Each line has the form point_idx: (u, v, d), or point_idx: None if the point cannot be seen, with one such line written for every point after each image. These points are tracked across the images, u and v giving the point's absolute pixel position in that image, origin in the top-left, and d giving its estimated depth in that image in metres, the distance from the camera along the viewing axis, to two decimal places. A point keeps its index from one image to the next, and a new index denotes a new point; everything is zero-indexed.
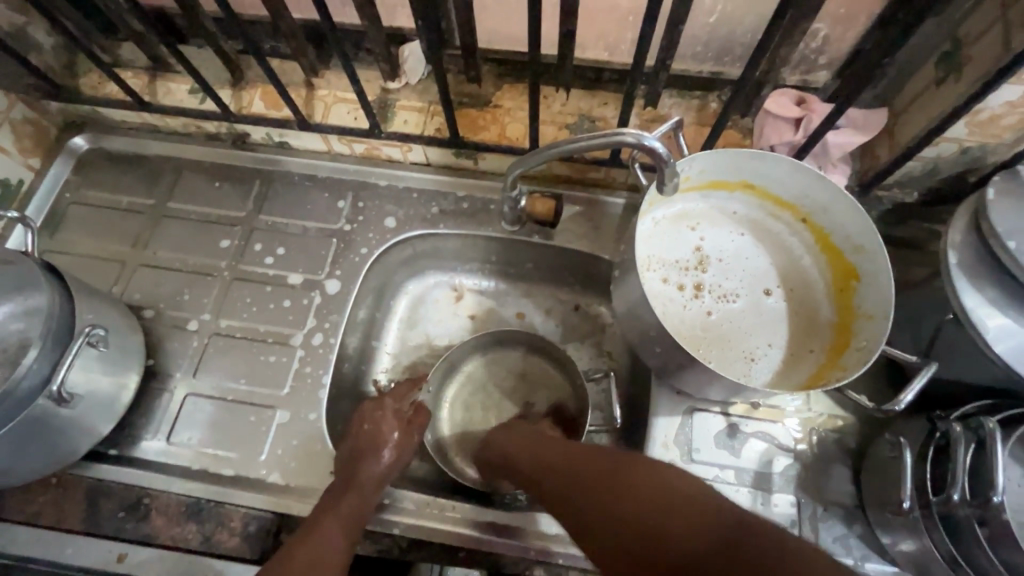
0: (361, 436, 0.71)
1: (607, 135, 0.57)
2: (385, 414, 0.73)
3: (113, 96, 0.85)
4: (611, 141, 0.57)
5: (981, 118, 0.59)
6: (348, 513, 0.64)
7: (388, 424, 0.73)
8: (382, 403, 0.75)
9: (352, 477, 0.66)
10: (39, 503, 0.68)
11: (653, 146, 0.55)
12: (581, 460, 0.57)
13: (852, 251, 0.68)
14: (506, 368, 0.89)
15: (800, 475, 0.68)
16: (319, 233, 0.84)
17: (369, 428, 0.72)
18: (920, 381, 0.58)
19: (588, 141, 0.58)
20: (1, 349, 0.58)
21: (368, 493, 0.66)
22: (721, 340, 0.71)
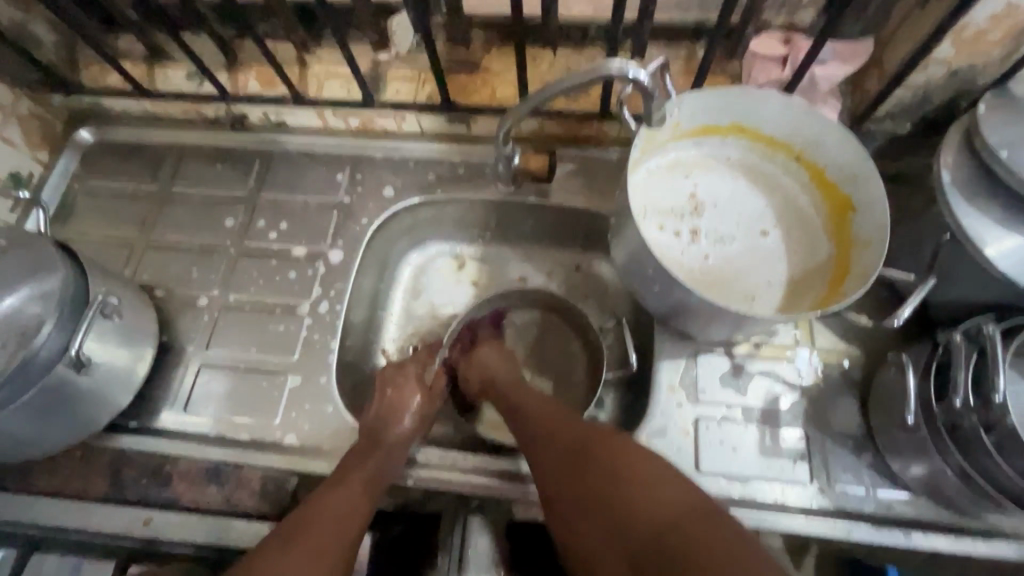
0: (386, 400, 0.73)
1: (595, 69, 0.58)
2: (408, 379, 0.75)
3: (114, 86, 0.87)
4: (598, 74, 0.58)
5: (967, 34, 0.59)
6: (371, 474, 0.65)
7: (409, 389, 0.74)
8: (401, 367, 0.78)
9: (379, 440, 0.68)
10: (64, 474, 0.70)
11: (639, 77, 0.56)
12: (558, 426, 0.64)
13: (846, 182, 0.68)
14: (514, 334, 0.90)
15: (808, 409, 0.68)
16: (320, 206, 0.85)
17: (392, 392, 0.74)
18: (916, 296, 0.60)
19: (577, 77, 0.59)
20: (19, 329, 0.59)
21: (391, 451, 0.68)
22: (720, 281, 0.72)
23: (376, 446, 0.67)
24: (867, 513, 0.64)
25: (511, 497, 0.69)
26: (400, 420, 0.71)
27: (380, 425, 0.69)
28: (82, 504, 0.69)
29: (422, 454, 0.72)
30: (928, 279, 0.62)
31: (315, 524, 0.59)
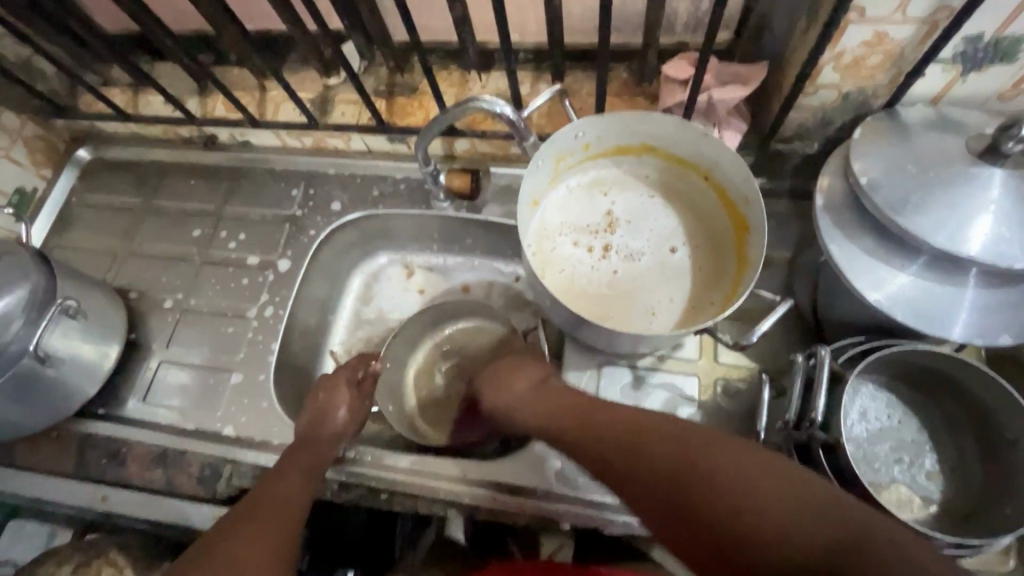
0: (316, 404, 0.76)
1: (465, 104, 0.66)
2: (338, 384, 0.78)
3: (104, 111, 0.98)
4: (468, 108, 0.65)
5: (846, 60, 0.60)
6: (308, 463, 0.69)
7: (340, 395, 0.77)
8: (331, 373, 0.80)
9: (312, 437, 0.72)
10: (40, 452, 0.81)
11: (504, 111, 0.65)
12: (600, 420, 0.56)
13: (745, 203, 0.70)
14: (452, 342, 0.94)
15: (702, 422, 0.71)
16: (275, 219, 0.93)
17: (327, 388, 0.78)
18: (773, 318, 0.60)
19: (451, 112, 0.66)
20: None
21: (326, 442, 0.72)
22: (625, 296, 0.75)
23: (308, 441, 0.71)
24: None
25: (415, 492, 0.72)
26: (331, 418, 0.74)
27: (314, 427, 0.73)
28: (52, 479, 0.79)
29: (353, 451, 0.75)
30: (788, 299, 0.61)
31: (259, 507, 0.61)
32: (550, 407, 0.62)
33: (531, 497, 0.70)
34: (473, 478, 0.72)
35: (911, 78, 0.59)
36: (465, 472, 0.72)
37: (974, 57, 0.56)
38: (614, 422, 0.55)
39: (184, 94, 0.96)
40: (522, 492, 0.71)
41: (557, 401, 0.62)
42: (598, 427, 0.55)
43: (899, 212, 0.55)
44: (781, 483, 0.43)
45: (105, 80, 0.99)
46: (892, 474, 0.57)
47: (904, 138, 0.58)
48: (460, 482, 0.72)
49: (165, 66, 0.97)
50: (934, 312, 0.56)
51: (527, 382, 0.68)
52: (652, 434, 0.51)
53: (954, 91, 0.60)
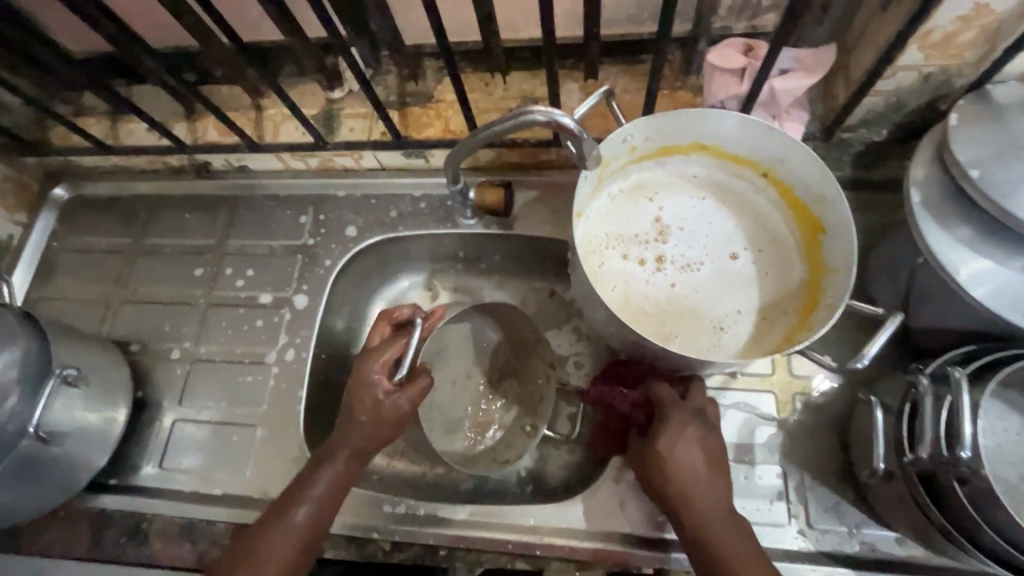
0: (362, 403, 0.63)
1: (516, 113, 0.56)
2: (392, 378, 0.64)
3: (80, 145, 0.88)
4: (519, 119, 0.56)
5: (934, 38, 0.53)
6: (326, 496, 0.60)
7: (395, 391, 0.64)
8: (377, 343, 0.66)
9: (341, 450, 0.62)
10: (48, 535, 0.72)
11: (564, 123, 0.55)
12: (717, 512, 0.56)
13: (815, 202, 0.64)
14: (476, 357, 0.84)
15: (785, 443, 0.65)
16: (285, 250, 0.85)
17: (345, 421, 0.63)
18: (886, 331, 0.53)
19: (499, 125, 0.57)
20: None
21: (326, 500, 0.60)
22: (688, 311, 0.68)
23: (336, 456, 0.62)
24: (848, 556, 0.60)
25: (479, 548, 0.66)
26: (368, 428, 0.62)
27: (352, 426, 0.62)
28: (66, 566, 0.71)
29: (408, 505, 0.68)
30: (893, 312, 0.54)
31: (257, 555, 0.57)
32: (690, 496, 0.57)
33: (606, 541, 0.65)
34: (542, 527, 0.65)
35: (1008, 54, 0.53)
36: (533, 520, 0.66)
37: None
38: (740, 549, 0.55)
39: (170, 119, 0.87)
40: (594, 536, 0.65)
41: (687, 490, 0.58)
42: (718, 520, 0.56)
43: (1017, 207, 0.49)
44: None
45: (77, 109, 0.89)
46: (1018, 494, 0.52)
47: (1007, 122, 0.52)
48: (528, 531, 0.65)
49: (146, 89, 0.88)
50: None
51: (698, 455, 0.59)
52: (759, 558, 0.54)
53: None
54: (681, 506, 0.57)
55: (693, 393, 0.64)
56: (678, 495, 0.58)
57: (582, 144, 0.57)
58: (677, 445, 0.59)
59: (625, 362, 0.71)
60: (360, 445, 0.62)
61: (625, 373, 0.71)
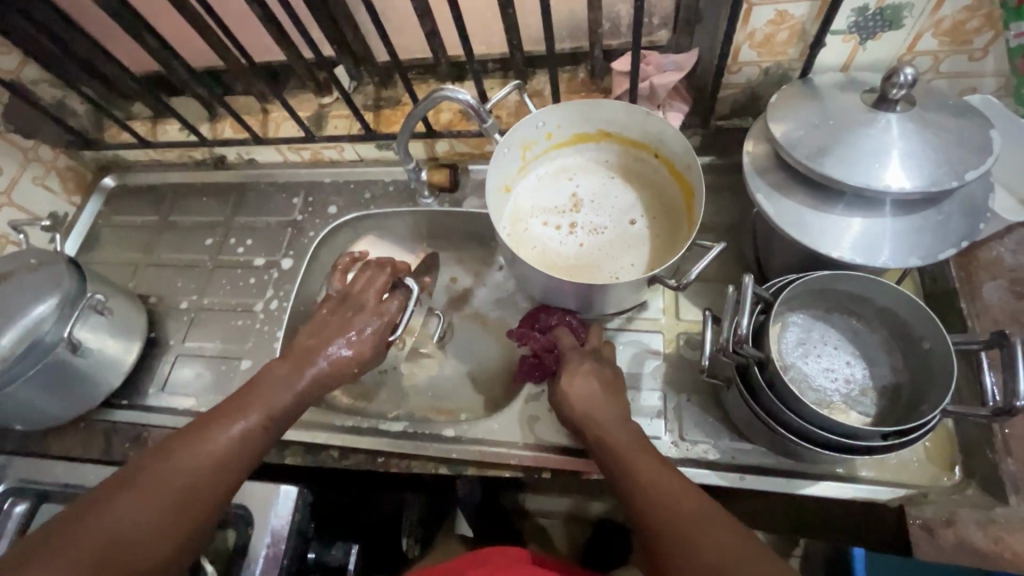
0: (327, 332, 0.77)
1: (432, 96, 0.75)
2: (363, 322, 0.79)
3: (127, 142, 1.10)
4: (433, 100, 0.75)
5: (758, 38, 0.69)
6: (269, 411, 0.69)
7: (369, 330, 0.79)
8: (367, 305, 0.81)
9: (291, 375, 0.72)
10: (70, 440, 0.88)
11: (464, 98, 0.73)
12: (614, 427, 0.61)
13: (690, 172, 0.79)
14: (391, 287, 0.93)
15: (667, 372, 0.77)
16: (279, 224, 1.03)
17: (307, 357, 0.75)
18: (711, 256, 0.66)
19: (420, 106, 0.76)
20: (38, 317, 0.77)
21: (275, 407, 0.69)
22: (591, 264, 0.82)
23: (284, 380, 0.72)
24: (712, 462, 0.70)
25: (409, 453, 0.78)
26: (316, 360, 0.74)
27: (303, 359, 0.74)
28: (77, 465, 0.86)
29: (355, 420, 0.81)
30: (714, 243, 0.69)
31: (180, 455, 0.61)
32: (596, 415, 0.63)
33: (512, 447, 0.76)
34: (461, 436, 0.78)
35: (815, 49, 0.68)
36: (454, 432, 0.79)
37: (866, 26, 0.66)
38: (633, 452, 0.58)
39: (197, 121, 1.08)
40: (502, 444, 0.77)
41: (593, 412, 0.63)
42: (614, 435, 0.61)
43: (809, 159, 0.63)
44: None
45: (128, 115, 1.12)
46: (831, 394, 0.63)
47: (812, 100, 0.67)
48: (449, 441, 0.78)
49: (180, 99, 1.10)
50: (860, 242, 0.64)
51: (593, 382, 0.66)
52: (648, 461, 0.57)
53: (857, 58, 0.70)
54: (590, 424, 0.62)
55: (592, 337, 0.73)
56: (587, 417, 0.63)
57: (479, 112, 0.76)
58: (575, 376, 0.66)
59: (546, 309, 0.78)
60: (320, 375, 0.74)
61: (542, 321, 0.78)
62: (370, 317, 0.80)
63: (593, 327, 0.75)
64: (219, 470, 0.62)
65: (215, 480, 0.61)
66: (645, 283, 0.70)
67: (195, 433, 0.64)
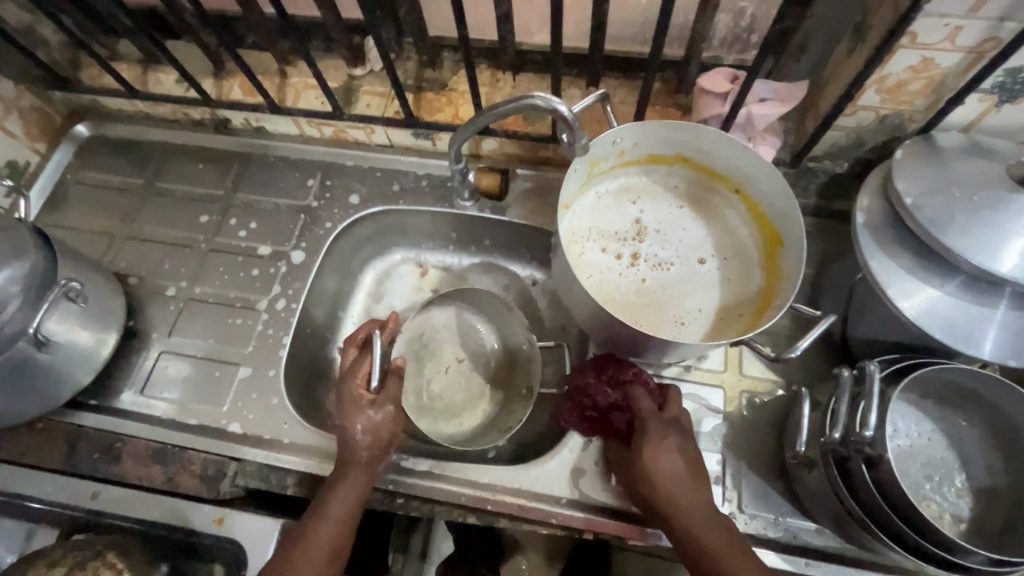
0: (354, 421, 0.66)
1: (520, 100, 0.62)
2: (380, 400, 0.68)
3: (110, 87, 0.93)
4: (520, 105, 0.62)
5: (888, 83, 0.61)
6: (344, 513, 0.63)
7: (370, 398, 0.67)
8: (360, 399, 0.67)
9: (345, 465, 0.65)
10: (24, 444, 0.74)
11: (561, 110, 0.61)
12: (708, 522, 0.58)
13: (779, 218, 0.71)
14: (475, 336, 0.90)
15: (728, 433, 0.71)
16: (289, 209, 0.90)
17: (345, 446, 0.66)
18: (818, 327, 0.59)
19: (504, 108, 0.63)
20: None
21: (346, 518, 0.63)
22: (655, 305, 0.74)
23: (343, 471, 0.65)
24: (772, 540, 0.65)
25: (433, 498, 0.70)
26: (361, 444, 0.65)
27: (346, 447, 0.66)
28: (37, 475, 0.73)
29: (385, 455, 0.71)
30: (833, 313, 0.63)
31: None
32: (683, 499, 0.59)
33: (552, 504, 0.69)
34: (494, 483, 0.70)
35: (950, 105, 0.61)
36: (487, 478, 0.70)
37: (1011, 89, 0.59)
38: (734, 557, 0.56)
39: (199, 74, 0.92)
40: (541, 497, 0.69)
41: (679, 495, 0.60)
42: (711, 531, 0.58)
43: (940, 232, 0.56)
44: None
45: (113, 54, 0.94)
46: (923, 490, 0.58)
47: (941, 162, 0.60)
48: (481, 488, 0.70)
49: (180, 44, 0.94)
50: (969, 331, 0.58)
51: (676, 460, 0.61)
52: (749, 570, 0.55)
53: (986, 120, 0.63)
54: (676, 510, 0.59)
55: (671, 404, 0.65)
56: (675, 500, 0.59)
57: (575, 133, 0.63)
58: (660, 452, 0.61)
59: (619, 360, 0.72)
60: (367, 462, 0.65)
61: (613, 372, 0.71)
62: (369, 407, 0.67)
63: (672, 391, 0.66)
64: None
65: None
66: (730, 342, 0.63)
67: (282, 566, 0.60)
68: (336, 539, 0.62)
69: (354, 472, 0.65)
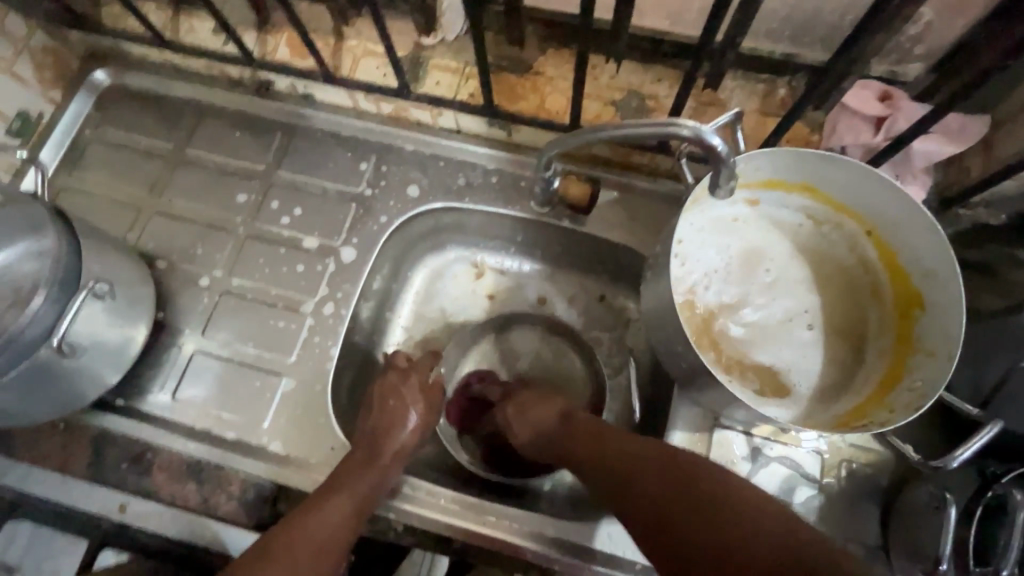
0: (384, 410, 0.67)
1: (659, 125, 0.52)
2: (411, 389, 0.69)
3: (134, 31, 0.80)
4: (659, 133, 0.52)
5: None
6: (360, 494, 0.61)
7: (412, 397, 0.69)
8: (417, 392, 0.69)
9: (374, 454, 0.63)
10: (47, 445, 0.68)
11: (713, 142, 0.51)
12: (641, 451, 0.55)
13: (919, 275, 0.61)
14: (544, 362, 0.83)
15: (823, 507, 0.64)
16: (338, 195, 0.79)
17: (360, 458, 0.63)
18: (983, 436, 0.53)
19: (637, 129, 0.52)
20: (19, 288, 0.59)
21: (338, 529, 0.59)
22: (762, 366, 0.65)
23: (369, 459, 0.63)
24: None
25: (496, 549, 0.65)
26: (397, 433, 0.66)
27: (380, 438, 0.65)
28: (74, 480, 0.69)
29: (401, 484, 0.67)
30: (995, 418, 0.55)
31: (285, 553, 0.55)
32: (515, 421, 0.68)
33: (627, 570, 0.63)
34: (563, 540, 0.64)
35: None
36: (554, 532, 0.64)
37: None
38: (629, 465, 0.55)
39: (239, 24, 0.79)
40: (614, 563, 0.63)
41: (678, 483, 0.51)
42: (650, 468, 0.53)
43: None
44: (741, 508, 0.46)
45: None
46: None
47: None
48: (547, 544, 0.64)
49: None
50: None
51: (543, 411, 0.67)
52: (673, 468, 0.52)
53: None
54: (655, 461, 0.53)
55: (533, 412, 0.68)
56: (714, 489, 0.48)
57: (724, 168, 0.53)
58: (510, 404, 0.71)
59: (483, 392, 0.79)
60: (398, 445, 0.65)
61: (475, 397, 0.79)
62: (416, 405, 0.68)
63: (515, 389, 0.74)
64: (315, 559, 0.56)
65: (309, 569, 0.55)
66: (867, 430, 0.55)
67: (286, 540, 0.56)
68: (343, 520, 0.59)
69: (381, 457, 0.64)
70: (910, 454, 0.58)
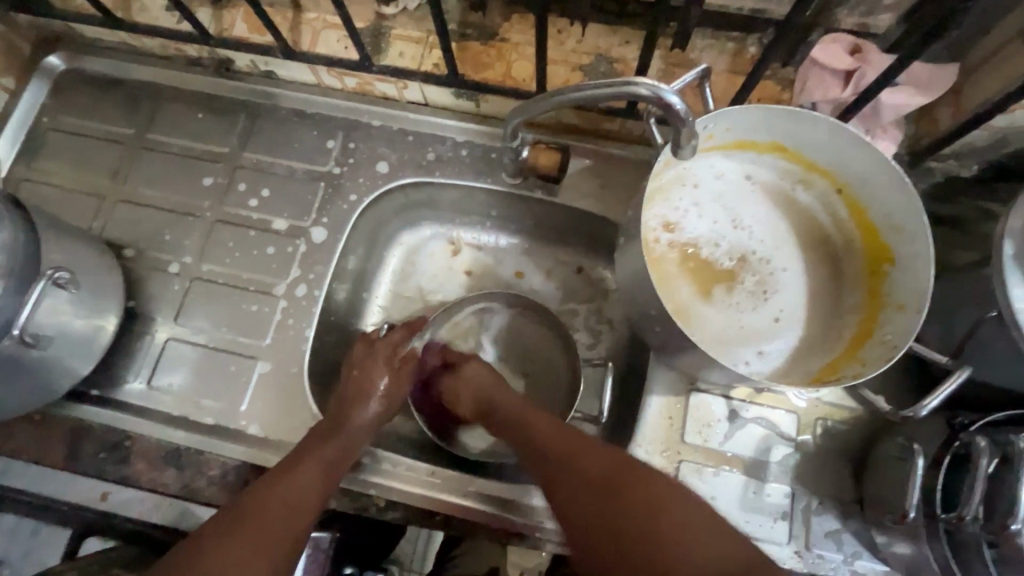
0: (353, 383, 0.68)
1: (618, 85, 0.51)
2: (376, 362, 0.70)
3: (85, 12, 0.77)
4: (619, 92, 0.51)
5: None
6: (331, 458, 0.61)
7: (382, 368, 0.70)
8: (396, 365, 0.71)
9: (342, 422, 0.64)
10: (23, 438, 0.68)
11: (671, 101, 0.50)
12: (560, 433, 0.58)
13: (889, 230, 0.61)
14: (520, 343, 0.82)
15: (800, 465, 0.65)
16: (306, 174, 0.78)
17: (327, 426, 0.64)
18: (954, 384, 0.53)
19: (597, 90, 0.51)
20: None
21: (314, 487, 0.59)
22: (739, 330, 0.65)
23: (339, 426, 0.64)
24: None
25: (478, 519, 0.65)
26: (365, 404, 0.67)
27: (345, 410, 0.65)
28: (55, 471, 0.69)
29: (372, 460, 0.67)
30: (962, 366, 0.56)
31: (259, 510, 0.55)
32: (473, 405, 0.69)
33: None
34: (544, 508, 0.65)
35: None
36: (533, 500, 0.65)
37: None
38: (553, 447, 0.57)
39: (193, 1, 0.76)
40: None
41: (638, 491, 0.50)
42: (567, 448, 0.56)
43: None
44: (658, 503, 0.49)
45: None
46: None
47: None
48: (527, 511, 0.65)
49: None
50: None
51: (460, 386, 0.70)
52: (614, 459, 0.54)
53: None
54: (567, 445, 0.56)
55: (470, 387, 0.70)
56: (627, 483, 0.51)
57: (682, 129, 0.52)
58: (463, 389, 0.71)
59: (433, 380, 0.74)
60: (360, 414, 0.66)
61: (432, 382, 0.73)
62: (389, 372, 0.70)
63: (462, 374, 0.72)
64: (292, 513, 0.56)
65: (288, 524, 0.55)
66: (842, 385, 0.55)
67: (263, 500, 0.56)
68: (319, 479, 0.60)
69: (351, 424, 0.65)
70: (879, 405, 0.59)
